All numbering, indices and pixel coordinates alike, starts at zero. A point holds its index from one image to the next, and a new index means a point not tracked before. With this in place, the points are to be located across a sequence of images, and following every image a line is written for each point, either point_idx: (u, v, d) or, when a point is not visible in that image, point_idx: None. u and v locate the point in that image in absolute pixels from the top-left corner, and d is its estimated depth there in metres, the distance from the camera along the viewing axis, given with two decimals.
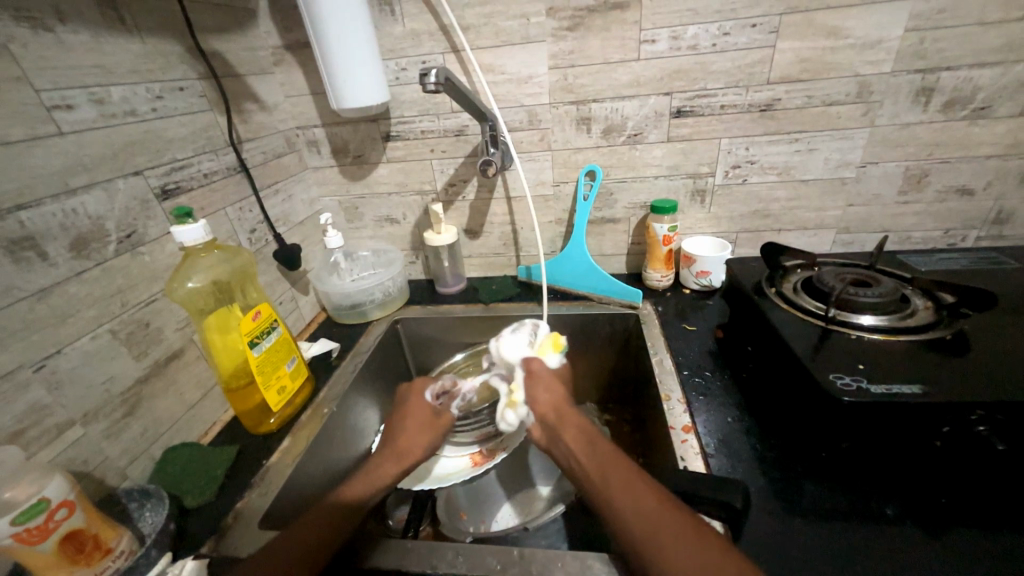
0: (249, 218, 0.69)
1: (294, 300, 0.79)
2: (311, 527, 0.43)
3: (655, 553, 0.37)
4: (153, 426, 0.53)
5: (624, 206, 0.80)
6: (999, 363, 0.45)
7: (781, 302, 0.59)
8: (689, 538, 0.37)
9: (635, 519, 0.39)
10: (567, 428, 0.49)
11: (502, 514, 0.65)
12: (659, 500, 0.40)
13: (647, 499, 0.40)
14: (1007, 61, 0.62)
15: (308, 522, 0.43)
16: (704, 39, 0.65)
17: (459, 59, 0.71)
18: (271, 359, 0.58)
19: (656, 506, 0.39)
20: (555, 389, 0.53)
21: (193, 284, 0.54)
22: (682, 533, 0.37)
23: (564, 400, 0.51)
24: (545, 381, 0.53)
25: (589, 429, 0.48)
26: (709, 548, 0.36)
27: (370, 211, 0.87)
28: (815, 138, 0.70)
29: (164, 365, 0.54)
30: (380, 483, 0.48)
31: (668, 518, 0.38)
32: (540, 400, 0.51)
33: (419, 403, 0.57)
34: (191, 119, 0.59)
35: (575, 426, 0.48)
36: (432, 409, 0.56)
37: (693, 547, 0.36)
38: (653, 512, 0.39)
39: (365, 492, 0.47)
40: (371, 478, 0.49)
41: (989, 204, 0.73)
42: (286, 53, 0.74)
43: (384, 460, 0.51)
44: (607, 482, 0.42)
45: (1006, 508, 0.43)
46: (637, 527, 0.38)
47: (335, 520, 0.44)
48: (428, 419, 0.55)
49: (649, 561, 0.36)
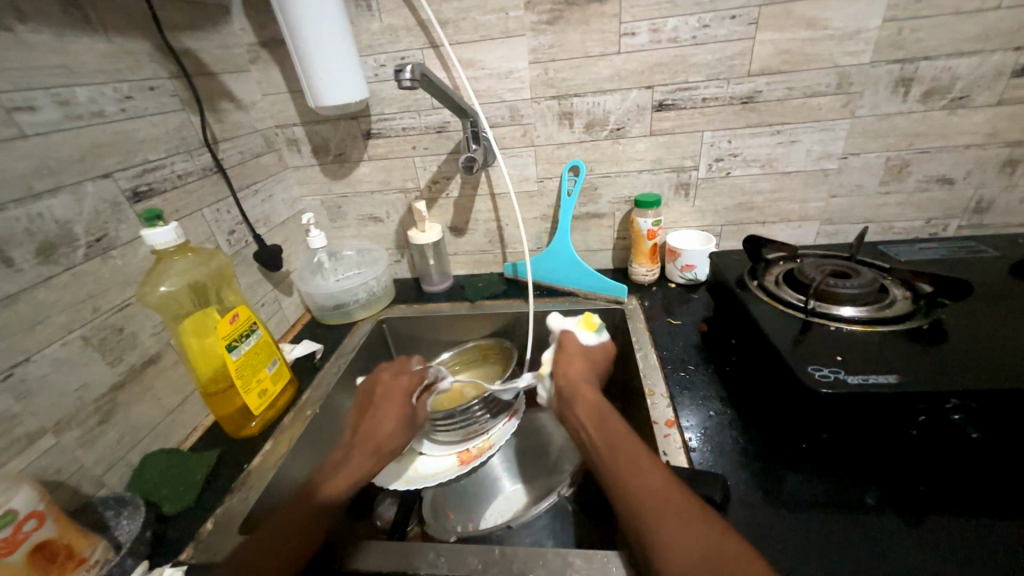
0: (227, 220, 0.68)
1: (277, 302, 0.78)
2: (289, 528, 0.43)
3: (657, 530, 0.37)
4: (130, 433, 0.52)
5: (608, 201, 0.80)
6: (975, 352, 0.45)
7: (763, 295, 0.59)
8: (693, 520, 0.37)
9: (642, 493, 0.40)
10: (578, 407, 0.52)
11: (491, 513, 0.65)
12: (670, 483, 0.40)
13: (656, 477, 0.41)
14: (984, 50, 0.62)
15: (285, 525, 0.44)
16: (684, 32, 0.65)
17: (438, 54, 0.70)
18: (251, 362, 0.57)
19: (665, 486, 0.40)
20: (580, 366, 0.57)
21: (166, 289, 0.53)
22: (684, 514, 0.37)
23: (580, 380, 0.55)
24: (571, 359, 0.57)
25: (602, 408, 0.50)
26: (710, 532, 0.36)
27: (353, 211, 0.86)
28: (796, 130, 0.70)
29: (140, 371, 0.53)
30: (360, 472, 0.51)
31: (676, 498, 0.39)
32: (559, 374, 0.56)
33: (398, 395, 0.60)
34: (162, 120, 0.58)
35: (592, 406, 0.51)
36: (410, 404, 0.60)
37: (696, 529, 0.36)
38: (662, 491, 0.39)
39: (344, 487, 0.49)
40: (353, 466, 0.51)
41: (969, 193, 0.73)
42: (262, 50, 0.72)
43: (359, 449, 0.53)
44: (618, 459, 0.43)
45: (982, 494, 0.44)
46: (641, 503, 0.39)
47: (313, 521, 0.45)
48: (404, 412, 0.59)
49: (650, 537, 0.37)
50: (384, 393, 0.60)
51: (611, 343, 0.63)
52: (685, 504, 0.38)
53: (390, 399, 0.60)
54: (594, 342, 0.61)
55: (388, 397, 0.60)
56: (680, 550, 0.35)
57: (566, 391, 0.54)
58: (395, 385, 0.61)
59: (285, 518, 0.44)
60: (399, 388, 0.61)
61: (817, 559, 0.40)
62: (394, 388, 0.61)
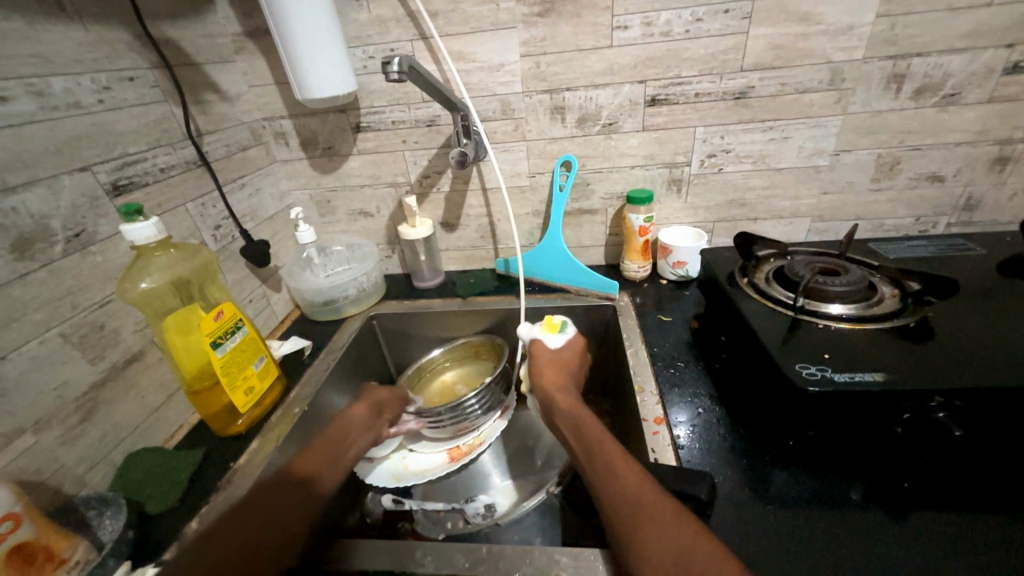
0: (213, 215, 0.66)
1: (265, 298, 0.77)
2: (265, 516, 0.44)
3: (633, 534, 0.37)
4: (113, 432, 0.51)
5: (601, 196, 0.79)
6: (961, 350, 0.45)
7: (753, 292, 0.59)
8: (667, 521, 0.37)
9: (618, 498, 0.40)
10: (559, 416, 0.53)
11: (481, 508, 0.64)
12: (645, 483, 0.40)
13: (632, 479, 0.40)
14: (977, 47, 0.62)
15: (261, 514, 0.44)
16: (677, 26, 0.64)
17: (428, 46, 0.69)
18: (236, 359, 0.56)
19: (641, 487, 0.40)
20: (556, 375, 0.59)
21: (146, 285, 0.52)
22: (657, 514, 0.37)
23: (555, 387, 0.57)
24: (543, 367, 0.60)
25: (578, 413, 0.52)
26: (681, 529, 0.36)
27: (343, 205, 0.84)
28: (789, 126, 0.70)
29: (122, 369, 0.52)
30: (341, 465, 0.53)
31: (648, 498, 0.39)
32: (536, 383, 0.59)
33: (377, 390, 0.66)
34: (143, 111, 0.56)
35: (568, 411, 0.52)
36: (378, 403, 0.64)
37: (671, 529, 0.36)
38: (637, 492, 0.39)
39: (331, 477, 0.51)
40: (327, 452, 0.53)
41: (959, 190, 0.73)
42: (247, 40, 0.71)
43: (333, 440, 0.55)
44: (596, 465, 0.44)
45: (965, 490, 0.44)
46: (618, 507, 0.39)
47: (305, 505, 0.47)
48: (376, 414, 0.63)
49: (626, 541, 0.37)
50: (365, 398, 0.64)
51: (578, 334, 0.66)
52: (659, 505, 0.38)
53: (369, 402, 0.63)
54: (561, 342, 0.64)
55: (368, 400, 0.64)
56: (655, 551, 0.36)
57: (544, 401, 0.56)
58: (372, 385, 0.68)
59: (243, 510, 0.43)
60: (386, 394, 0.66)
61: (804, 555, 0.40)
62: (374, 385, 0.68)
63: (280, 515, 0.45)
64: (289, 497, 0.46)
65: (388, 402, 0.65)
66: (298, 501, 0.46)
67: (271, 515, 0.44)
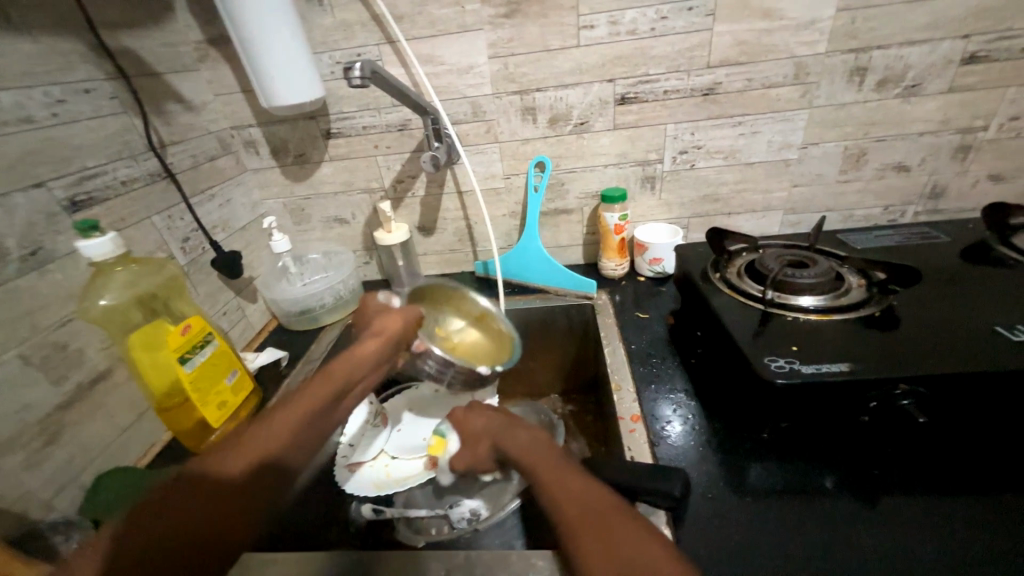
0: (181, 227, 0.65)
1: (240, 310, 0.76)
2: (200, 516, 0.33)
3: (574, 541, 0.36)
4: (80, 454, 0.50)
5: (576, 196, 0.80)
6: (924, 337, 0.46)
7: (725, 287, 0.60)
8: (608, 518, 0.36)
9: (564, 504, 0.39)
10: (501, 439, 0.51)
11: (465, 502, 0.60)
12: (598, 488, 0.39)
13: (580, 485, 0.40)
14: (934, 39, 0.63)
15: (196, 512, 0.33)
16: (642, 24, 0.65)
17: (395, 50, 0.69)
18: (206, 375, 0.55)
19: (584, 490, 0.39)
20: (481, 413, 0.56)
21: (107, 302, 0.51)
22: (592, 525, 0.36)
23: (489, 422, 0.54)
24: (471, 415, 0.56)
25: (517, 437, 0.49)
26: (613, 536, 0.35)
27: (317, 212, 0.83)
28: (757, 121, 0.71)
29: (89, 389, 0.51)
30: (321, 430, 0.43)
31: (580, 513, 0.37)
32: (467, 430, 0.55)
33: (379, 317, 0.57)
34: (100, 124, 0.55)
35: (504, 429, 0.51)
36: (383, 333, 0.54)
37: (613, 539, 0.35)
38: (586, 497, 0.38)
39: (300, 455, 0.40)
40: (306, 413, 0.43)
41: (925, 179, 0.75)
42: (210, 48, 0.70)
43: (318, 395, 0.45)
44: (538, 470, 0.43)
45: (933, 473, 0.45)
46: (560, 510, 0.38)
47: (262, 501, 0.36)
48: (391, 347, 0.54)
49: (569, 547, 0.36)
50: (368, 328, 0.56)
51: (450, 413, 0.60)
52: (612, 510, 0.37)
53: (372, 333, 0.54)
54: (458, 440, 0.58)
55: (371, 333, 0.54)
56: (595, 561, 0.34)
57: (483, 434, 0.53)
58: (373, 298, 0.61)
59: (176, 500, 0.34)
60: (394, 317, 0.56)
61: (776, 548, 0.40)
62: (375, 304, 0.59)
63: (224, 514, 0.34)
64: (242, 491, 0.35)
65: (404, 332, 0.56)
66: (255, 494, 0.36)
67: (212, 515, 0.34)
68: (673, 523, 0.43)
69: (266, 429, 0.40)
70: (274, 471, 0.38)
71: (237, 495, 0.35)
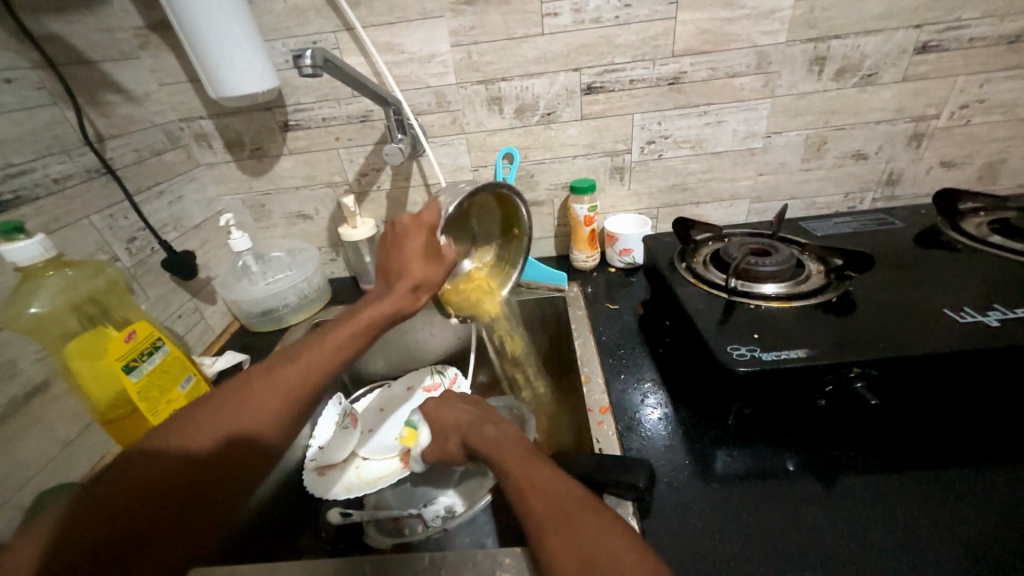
0: (125, 227, 0.61)
1: (197, 312, 0.73)
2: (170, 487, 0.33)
3: (540, 537, 0.36)
4: (18, 472, 0.46)
5: (546, 187, 0.79)
6: (878, 321, 0.47)
7: (691, 277, 0.61)
8: (575, 510, 0.36)
9: (532, 497, 0.38)
10: (473, 431, 0.49)
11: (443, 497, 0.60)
12: (565, 480, 0.39)
13: (550, 478, 0.39)
14: (889, 28, 0.65)
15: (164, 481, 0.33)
16: (606, 12, 0.64)
17: (353, 38, 0.66)
18: (156, 382, 0.53)
19: (551, 483, 0.39)
20: (452, 407, 0.55)
21: (37, 310, 0.47)
22: (560, 517, 0.36)
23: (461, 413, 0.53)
24: (445, 407, 0.55)
25: (490, 428, 0.48)
26: (580, 528, 0.35)
27: (278, 209, 0.80)
28: (722, 110, 0.71)
29: (24, 402, 0.47)
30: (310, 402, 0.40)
31: (547, 506, 0.37)
32: (441, 421, 0.54)
33: (418, 259, 0.46)
34: (25, 116, 0.51)
35: (473, 424, 0.51)
36: (411, 284, 0.46)
37: (580, 530, 0.35)
38: (553, 491, 0.38)
39: (284, 427, 0.39)
40: (291, 383, 0.40)
41: (882, 166, 0.77)
42: (152, 34, 0.65)
43: (315, 360, 0.41)
44: (508, 465, 0.42)
45: (886, 451, 0.47)
46: (528, 506, 0.38)
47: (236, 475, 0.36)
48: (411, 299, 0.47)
49: (536, 545, 0.36)
50: (397, 269, 0.46)
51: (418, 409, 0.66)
52: (580, 505, 0.36)
53: (398, 283, 0.46)
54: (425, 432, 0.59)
55: (397, 282, 0.46)
56: (562, 554, 0.34)
57: (457, 427, 0.52)
58: (428, 215, 0.47)
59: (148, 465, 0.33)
60: (421, 264, 0.46)
61: (739, 532, 0.41)
62: (421, 236, 0.46)
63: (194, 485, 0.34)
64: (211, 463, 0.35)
65: (430, 281, 0.47)
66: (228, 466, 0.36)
67: (182, 486, 0.34)
68: (639, 514, 0.43)
69: (249, 393, 0.38)
70: (252, 443, 0.37)
71: (209, 467, 0.35)
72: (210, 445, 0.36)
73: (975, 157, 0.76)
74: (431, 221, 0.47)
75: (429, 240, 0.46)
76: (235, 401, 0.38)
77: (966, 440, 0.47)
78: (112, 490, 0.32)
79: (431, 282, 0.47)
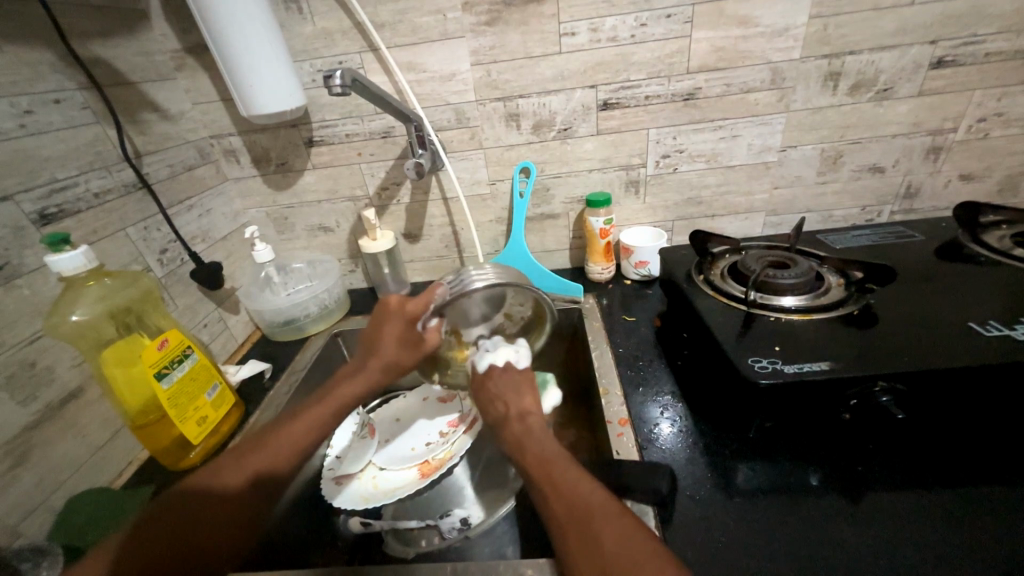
0: (158, 238, 0.64)
1: (222, 321, 0.75)
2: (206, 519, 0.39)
3: (561, 539, 0.36)
4: (51, 475, 0.48)
5: (562, 201, 0.80)
6: (903, 334, 0.47)
7: (709, 289, 0.61)
8: (596, 517, 0.36)
9: (553, 503, 0.39)
10: (518, 433, 0.47)
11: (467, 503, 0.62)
12: (588, 486, 0.39)
13: (571, 480, 0.40)
14: (904, 44, 0.65)
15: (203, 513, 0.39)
16: (623, 31, 0.65)
17: (378, 58, 0.68)
18: (185, 390, 0.54)
19: (577, 489, 0.39)
20: (511, 389, 0.52)
21: (78, 317, 0.49)
22: (586, 525, 0.36)
23: (510, 401, 0.51)
24: (507, 385, 0.53)
25: (533, 432, 0.47)
26: (604, 537, 0.35)
27: (301, 221, 0.82)
28: (737, 125, 0.72)
29: (59, 408, 0.49)
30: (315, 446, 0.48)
31: (573, 513, 0.37)
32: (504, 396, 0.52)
33: (394, 341, 0.56)
34: (71, 135, 0.53)
35: (517, 425, 0.48)
36: (383, 362, 0.55)
37: (602, 539, 0.35)
38: (575, 497, 0.38)
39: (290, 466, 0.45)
40: (298, 436, 0.47)
41: (899, 179, 0.77)
42: (187, 56, 0.69)
43: (308, 418, 0.49)
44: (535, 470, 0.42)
45: (913, 467, 0.46)
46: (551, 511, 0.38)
47: (255, 508, 0.42)
48: (382, 371, 0.55)
49: (560, 546, 0.36)
50: (377, 347, 0.56)
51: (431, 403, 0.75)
52: (600, 507, 0.37)
53: (372, 360, 0.55)
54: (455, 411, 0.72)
55: (372, 359, 0.55)
56: (585, 557, 0.34)
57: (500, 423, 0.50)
58: (414, 303, 0.56)
59: (189, 495, 0.40)
60: (394, 348, 0.56)
61: (763, 548, 0.40)
62: (399, 320, 0.56)
63: (222, 516, 0.40)
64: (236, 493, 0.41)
65: (401, 357, 0.55)
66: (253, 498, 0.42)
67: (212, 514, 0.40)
68: (658, 524, 0.43)
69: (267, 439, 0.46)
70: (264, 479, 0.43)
71: (233, 498, 0.41)
72: (236, 485, 0.42)
73: (996, 169, 0.75)
74: (414, 309, 0.56)
75: (407, 322, 0.56)
76: (258, 449, 0.45)
77: (996, 457, 0.46)
78: (161, 513, 0.38)
79: (403, 363, 0.55)
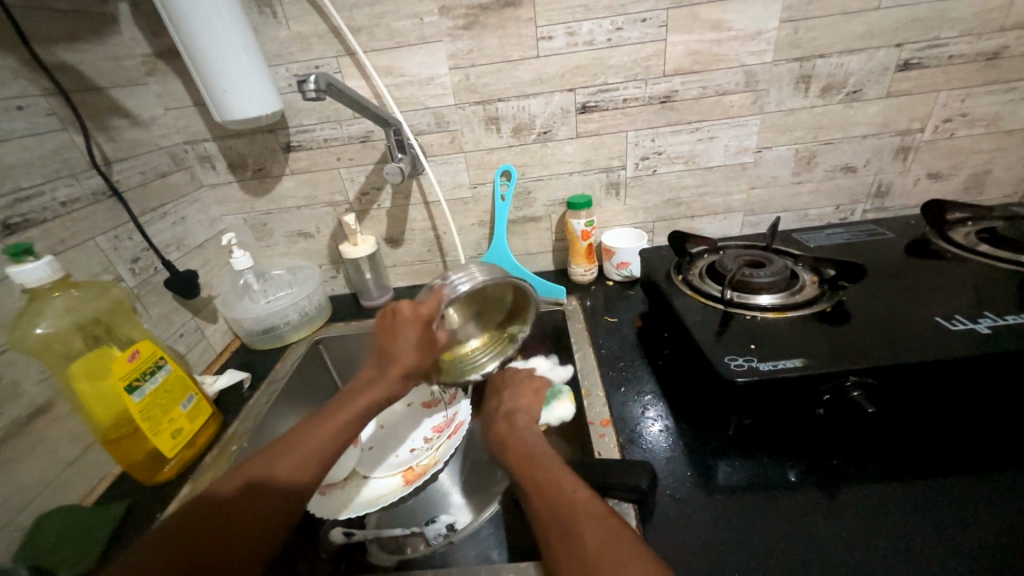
0: (130, 247, 0.62)
1: (199, 330, 0.73)
2: (216, 535, 0.39)
3: (543, 535, 0.37)
4: (19, 493, 0.46)
5: (543, 203, 0.80)
6: (873, 330, 0.48)
7: (688, 289, 0.62)
8: (579, 516, 0.36)
9: (538, 500, 0.39)
10: (510, 436, 0.48)
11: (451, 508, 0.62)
12: (573, 485, 0.39)
13: (559, 480, 0.40)
14: (871, 47, 0.67)
15: (213, 529, 0.39)
16: (599, 35, 0.66)
17: (355, 62, 0.68)
18: (158, 402, 0.53)
19: (564, 488, 0.39)
20: (514, 399, 0.55)
21: (44, 330, 0.48)
22: (569, 523, 0.36)
23: (507, 407, 0.53)
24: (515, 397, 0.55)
25: (524, 435, 0.48)
26: (586, 535, 0.35)
27: (280, 227, 0.81)
28: (713, 127, 0.73)
29: (25, 424, 0.47)
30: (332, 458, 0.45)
31: (557, 512, 0.37)
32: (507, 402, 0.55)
33: (412, 347, 0.51)
34: (35, 142, 0.52)
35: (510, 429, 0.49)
36: (402, 370, 0.50)
37: (584, 536, 0.35)
38: (561, 495, 0.38)
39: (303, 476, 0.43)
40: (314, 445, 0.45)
41: (870, 178, 0.79)
42: (159, 61, 0.67)
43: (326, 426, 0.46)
44: (523, 469, 0.43)
45: (886, 459, 0.47)
46: (535, 509, 0.39)
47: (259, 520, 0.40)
48: (400, 378, 0.51)
49: (543, 542, 0.37)
50: (392, 355, 0.51)
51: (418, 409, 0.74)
52: (585, 507, 0.37)
53: (388, 368, 0.51)
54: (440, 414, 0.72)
55: (389, 366, 0.51)
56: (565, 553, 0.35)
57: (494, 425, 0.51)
58: (427, 306, 0.52)
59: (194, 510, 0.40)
60: (413, 353, 0.51)
61: (742, 544, 0.41)
62: (414, 324, 0.52)
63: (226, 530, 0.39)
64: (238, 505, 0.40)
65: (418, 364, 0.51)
66: (261, 510, 0.41)
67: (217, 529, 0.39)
68: (639, 524, 0.43)
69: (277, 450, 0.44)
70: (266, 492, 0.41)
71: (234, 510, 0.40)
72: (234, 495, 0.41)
73: (961, 168, 0.77)
74: (427, 311, 0.52)
75: (422, 326, 0.52)
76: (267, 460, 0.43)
77: (964, 447, 0.47)
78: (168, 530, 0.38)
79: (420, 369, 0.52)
